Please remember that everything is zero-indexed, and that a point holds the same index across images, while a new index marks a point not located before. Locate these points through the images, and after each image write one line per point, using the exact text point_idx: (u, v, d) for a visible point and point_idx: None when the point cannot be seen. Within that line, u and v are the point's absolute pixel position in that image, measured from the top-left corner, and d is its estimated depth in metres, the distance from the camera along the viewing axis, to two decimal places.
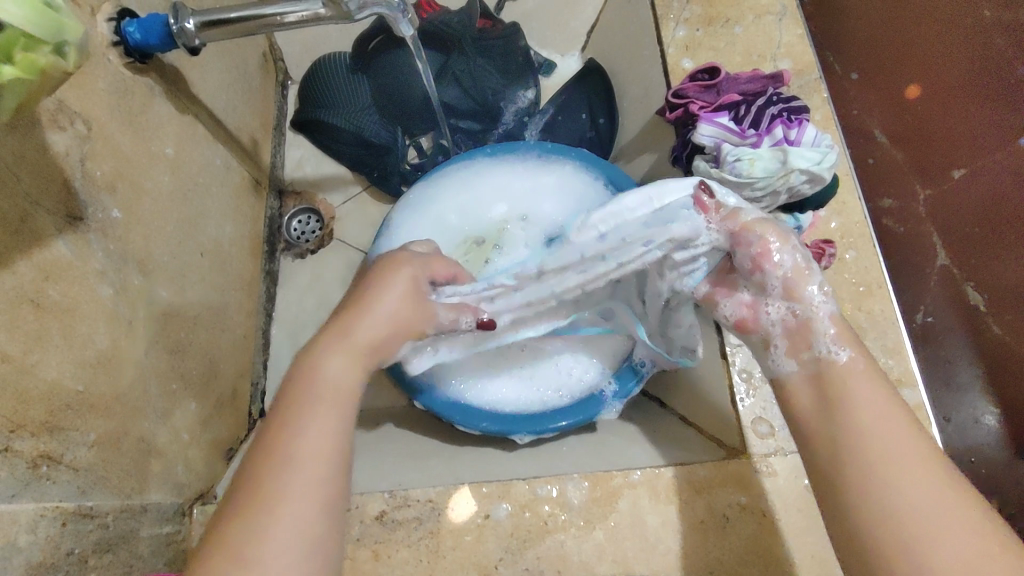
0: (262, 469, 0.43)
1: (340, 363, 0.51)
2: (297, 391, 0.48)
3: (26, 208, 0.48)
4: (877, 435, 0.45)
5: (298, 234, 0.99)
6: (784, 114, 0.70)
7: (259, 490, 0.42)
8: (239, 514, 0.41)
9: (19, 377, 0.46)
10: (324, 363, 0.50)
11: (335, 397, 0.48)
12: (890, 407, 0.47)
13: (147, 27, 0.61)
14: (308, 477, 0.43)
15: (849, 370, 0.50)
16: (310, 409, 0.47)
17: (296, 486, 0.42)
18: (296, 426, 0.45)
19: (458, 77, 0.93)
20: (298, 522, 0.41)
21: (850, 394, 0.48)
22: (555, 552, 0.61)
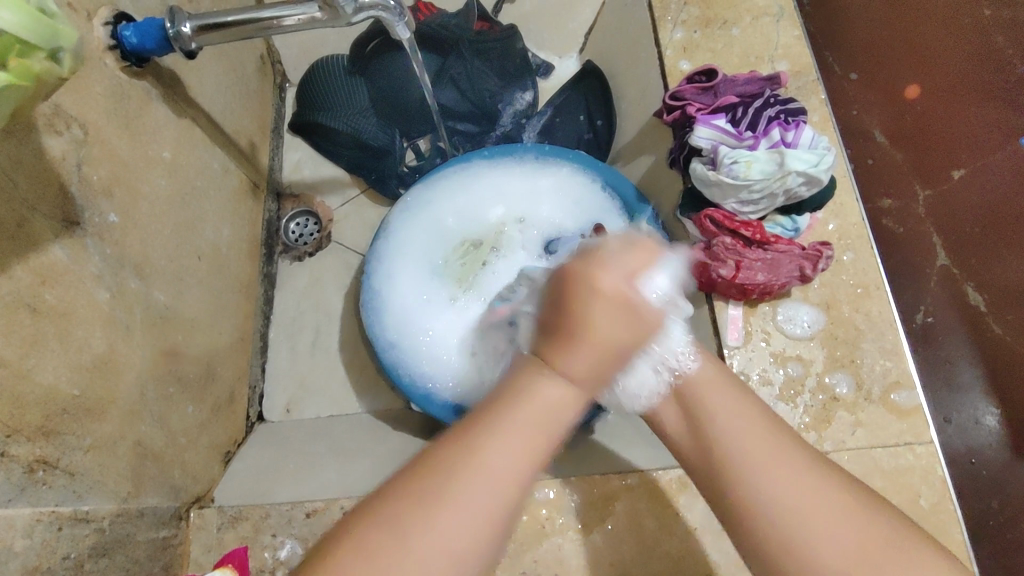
0: (435, 467, 0.41)
1: (558, 390, 0.43)
2: (509, 397, 0.43)
3: (22, 214, 0.48)
4: (743, 440, 0.45)
5: (296, 236, 0.99)
6: (781, 117, 0.70)
7: (423, 494, 0.40)
8: (415, 513, 0.40)
9: (15, 382, 0.46)
10: (545, 384, 0.43)
11: (552, 426, 0.43)
12: (745, 405, 0.47)
13: (143, 31, 0.61)
14: (488, 498, 0.41)
15: (708, 378, 0.50)
16: (517, 416, 0.42)
17: (478, 502, 0.40)
18: (495, 443, 0.42)
19: (455, 80, 0.94)
20: (460, 535, 0.40)
21: (708, 402, 0.48)
22: (552, 555, 0.61)
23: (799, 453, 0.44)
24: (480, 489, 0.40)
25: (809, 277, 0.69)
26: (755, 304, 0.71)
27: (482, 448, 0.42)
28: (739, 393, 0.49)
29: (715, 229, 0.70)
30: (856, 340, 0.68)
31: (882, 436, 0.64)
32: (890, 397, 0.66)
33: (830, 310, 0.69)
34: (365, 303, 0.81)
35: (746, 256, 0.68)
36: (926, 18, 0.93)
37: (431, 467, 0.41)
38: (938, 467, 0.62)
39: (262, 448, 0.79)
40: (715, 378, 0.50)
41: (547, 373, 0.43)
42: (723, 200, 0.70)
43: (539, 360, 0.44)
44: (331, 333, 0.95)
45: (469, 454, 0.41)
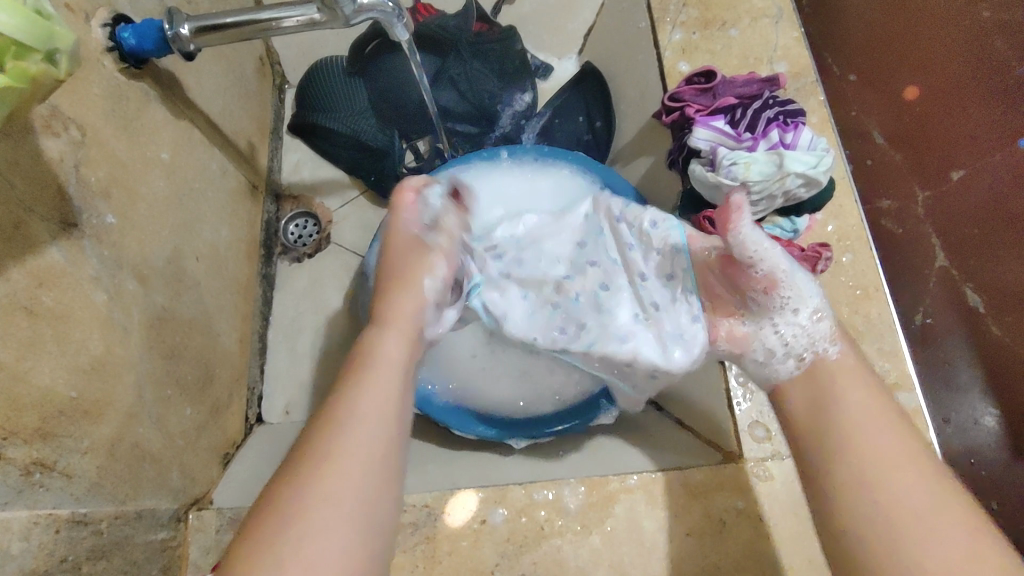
0: (320, 434, 0.43)
1: (396, 338, 0.51)
2: (357, 365, 0.48)
3: (19, 215, 0.48)
4: (867, 428, 0.49)
5: (295, 237, 0.99)
6: (780, 118, 0.70)
7: (309, 455, 0.42)
8: (306, 486, 0.40)
9: (12, 384, 0.46)
10: (381, 339, 0.51)
11: (397, 373, 0.49)
12: (878, 405, 0.51)
13: (142, 33, 0.60)
14: (368, 461, 0.43)
15: (839, 367, 0.54)
16: (372, 377, 0.47)
17: (363, 456, 0.43)
18: (362, 393, 0.46)
19: (455, 80, 0.93)
20: (352, 490, 0.41)
21: (844, 391, 0.52)
22: (551, 558, 0.61)
23: (921, 455, 0.48)
24: (356, 445, 0.43)
25: (808, 278, 0.68)
26: None
27: (355, 406, 0.45)
28: (878, 393, 0.52)
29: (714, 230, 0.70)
30: (855, 342, 0.68)
31: None
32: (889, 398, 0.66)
33: (829, 311, 0.69)
34: (364, 304, 0.81)
35: None
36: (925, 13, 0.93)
37: (315, 432, 0.44)
38: None
39: (261, 450, 0.79)
40: (852, 374, 0.54)
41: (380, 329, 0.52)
42: (722, 201, 0.70)
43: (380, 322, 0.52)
44: (331, 334, 0.94)
45: (345, 423, 0.44)
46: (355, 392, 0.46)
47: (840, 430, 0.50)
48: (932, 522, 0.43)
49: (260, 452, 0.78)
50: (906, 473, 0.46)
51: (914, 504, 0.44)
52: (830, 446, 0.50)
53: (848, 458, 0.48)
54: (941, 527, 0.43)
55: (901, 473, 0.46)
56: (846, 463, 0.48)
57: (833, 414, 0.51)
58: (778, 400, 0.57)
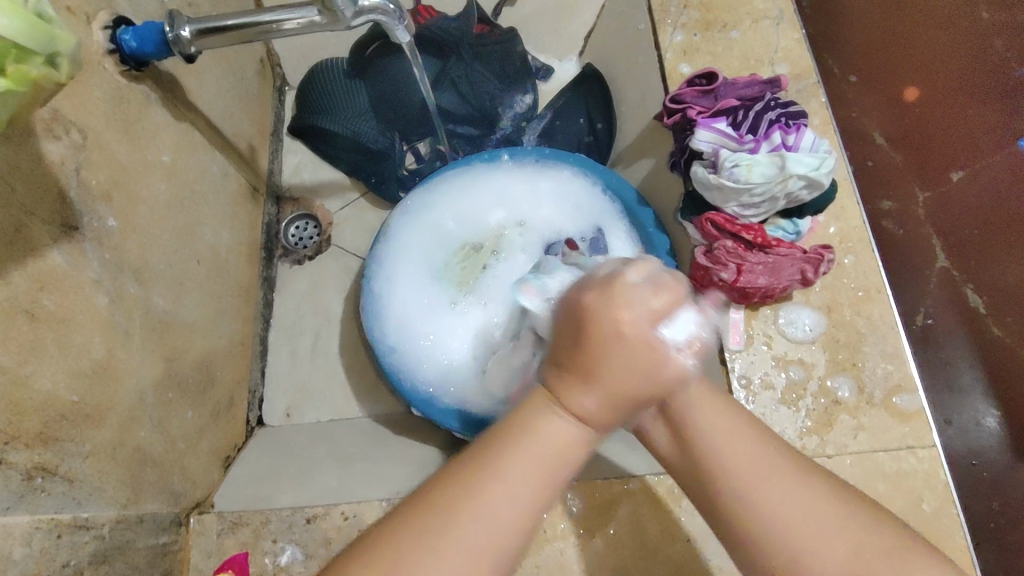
0: (450, 498, 0.39)
1: (563, 424, 0.41)
2: (512, 430, 0.41)
3: (21, 219, 0.48)
4: (733, 459, 0.43)
5: (295, 240, 0.99)
6: (782, 120, 0.70)
7: (437, 505, 0.39)
8: (429, 544, 0.38)
9: (14, 388, 0.46)
10: (547, 422, 0.41)
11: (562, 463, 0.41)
12: (738, 423, 0.45)
13: (142, 35, 0.60)
14: (487, 541, 0.39)
15: (701, 394, 0.46)
16: (526, 452, 0.41)
17: (481, 539, 0.39)
18: (518, 469, 0.40)
19: (454, 83, 0.93)
20: (468, 573, 0.38)
21: (699, 418, 0.45)
22: (554, 561, 0.61)
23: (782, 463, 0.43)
24: (482, 528, 0.39)
25: (811, 279, 0.68)
26: (757, 307, 0.71)
27: (496, 485, 0.40)
28: (737, 409, 0.46)
29: (715, 231, 0.71)
30: (858, 344, 0.68)
31: (884, 439, 0.64)
32: (892, 400, 0.66)
33: (832, 313, 0.69)
34: (366, 308, 0.81)
35: (747, 260, 0.68)
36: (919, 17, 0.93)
37: (442, 488, 0.40)
38: (940, 470, 0.62)
39: (262, 453, 0.79)
40: (706, 395, 0.46)
41: (553, 407, 0.41)
42: (724, 203, 0.70)
43: (549, 396, 0.42)
44: (332, 337, 0.94)
45: (484, 495, 0.39)
46: (504, 465, 0.40)
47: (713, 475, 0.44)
48: (818, 531, 0.40)
49: (261, 456, 0.78)
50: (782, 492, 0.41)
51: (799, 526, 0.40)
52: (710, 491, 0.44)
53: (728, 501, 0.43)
54: (828, 537, 0.40)
55: (784, 499, 0.41)
56: (727, 507, 0.43)
57: (700, 453, 0.45)
58: (646, 442, 0.50)
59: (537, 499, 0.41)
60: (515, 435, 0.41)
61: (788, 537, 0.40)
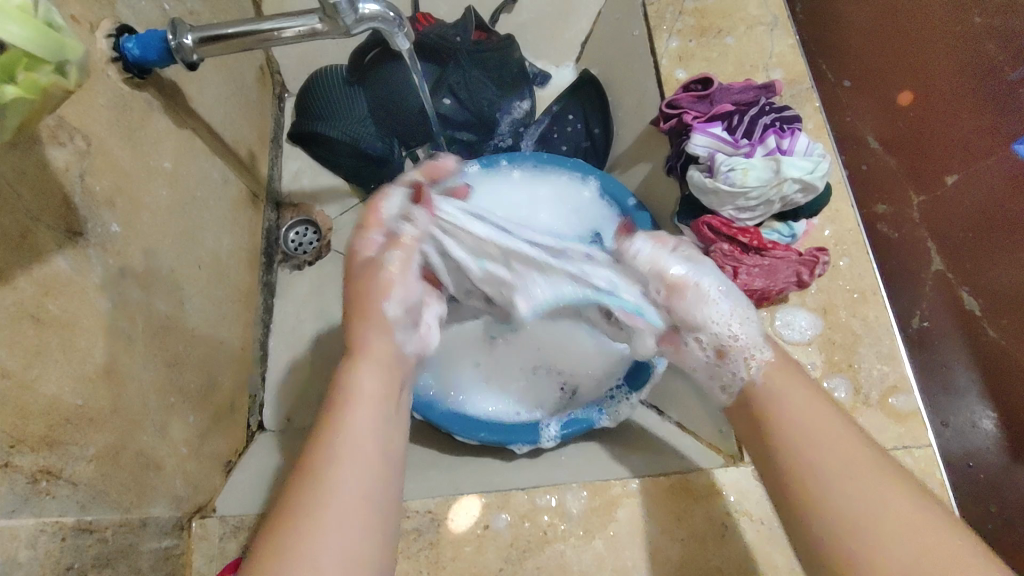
0: (309, 470, 0.46)
1: (373, 370, 0.54)
2: (334, 398, 0.51)
3: (26, 225, 0.48)
4: (808, 425, 0.50)
5: (296, 245, 0.99)
6: (776, 124, 0.71)
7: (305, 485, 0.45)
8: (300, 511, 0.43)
9: (20, 393, 0.46)
10: (358, 374, 0.53)
11: (373, 399, 0.52)
12: (815, 399, 0.52)
13: (146, 43, 0.61)
14: (359, 484, 0.46)
15: (779, 369, 0.55)
16: (357, 404, 0.50)
17: (352, 477, 0.46)
18: (360, 411, 0.50)
19: (453, 89, 0.93)
20: (353, 509, 0.44)
21: (777, 392, 0.53)
22: (555, 562, 0.61)
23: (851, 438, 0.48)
24: (348, 474, 0.46)
25: (807, 282, 0.69)
26: (753, 309, 0.71)
27: (349, 429, 0.49)
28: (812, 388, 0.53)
29: (713, 235, 0.71)
30: (853, 345, 0.69)
31: (880, 440, 0.65)
32: (888, 401, 0.66)
33: (828, 315, 0.70)
34: None
35: (743, 262, 0.69)
36: (913, 17, 0.94)
37: (301, 472, 0.46)
38: (936, 470, 0.63)
39: (263, 458, 0.79)
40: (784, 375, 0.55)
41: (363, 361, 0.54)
42: (720, 207, 0.71)
43: (372, 357, 0.55)
44: (332, 341, 0.95)
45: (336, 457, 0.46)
46: (339, 415, 0.49)
47: (782, 435, 0.51)
48: (883, 495, 0.45)
49: (262, 461, 0.78)
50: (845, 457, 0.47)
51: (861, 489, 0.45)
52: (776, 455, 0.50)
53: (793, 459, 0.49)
54: (881, 497, 0.44)
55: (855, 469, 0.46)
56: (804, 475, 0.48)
57: (773, 424, 0.52)
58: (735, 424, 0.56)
59: (381, 440, 0.49)
60: (335, 402, 0.51)
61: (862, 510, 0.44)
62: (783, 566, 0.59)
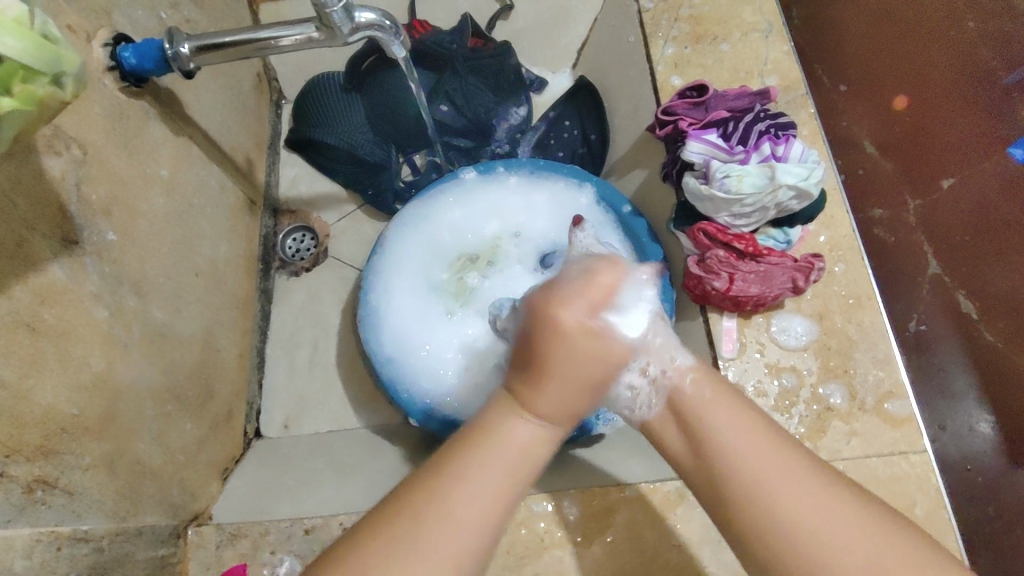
0: (412, 522, 0.41)
1: (530, 431, 0.45)
2: (478, 441, 0.44)
3: (22, 234, 0.48)
4: (754, 461, 0.45)
5: (293, 251, 0.99)
6: (771, 131, 0.72)
7: (401, 535, 0.40)
8: (397, 553, 0.40)
9: (15, 402, 0.46)
10: (514, 425, 0.45)
11: (524, 467, 0.44)
12: (740, 418, 0.48)
13: (142, 52, 0.61)
14: (467, 545, 0.41)
15: (708, 397, 0.50)
16: (494, 461, 0.43)
17: (453, 545, 0.41)
18: (482, 473, 0.43)
19: (450, 95, 0.94)
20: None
21: (709, 420, 0.49)
22: (552, 568, 0.61)
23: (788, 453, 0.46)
24: (452, 535, 0.41)
25: (802, 288, 0.69)
26: (749, 315, 0.71)
27: (457, 492, 0.42)
28: (746, 409, 0.49)
29: (708, 241, 0.72)
30: (849, 350, 0.69)
31: (876, 445, 0.65)
32: (884, 406, 0.67)
33: (823, 320, 0.70)
34: (363, 320, 0.81)
35: (739, 269, 0.69)
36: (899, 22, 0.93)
37: (414, 512, 0.41)
38: (931, 475, 0.63)
39: (261, 465, 0.79)
40: (717, 397, 0.50)
41: (522, 412, 0.45)
42: (716, 213, 0.71)
43: (513, 401, 0.46)
44: (329, 348, 0.95)
45: (451, 513, 0.41)
46: (471, 473, 0.43)
47: (732, 484, 0.45)
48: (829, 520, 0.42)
49: (259, 467, 0.78)
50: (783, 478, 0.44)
51: (809, 517, 0.42)
52: (734, 501, 0.45)
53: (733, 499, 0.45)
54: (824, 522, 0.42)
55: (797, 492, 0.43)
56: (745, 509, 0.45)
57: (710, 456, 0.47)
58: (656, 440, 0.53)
59: (504, 500, 0.43)
60: (475, 436, 0.45)
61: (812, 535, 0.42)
62: None
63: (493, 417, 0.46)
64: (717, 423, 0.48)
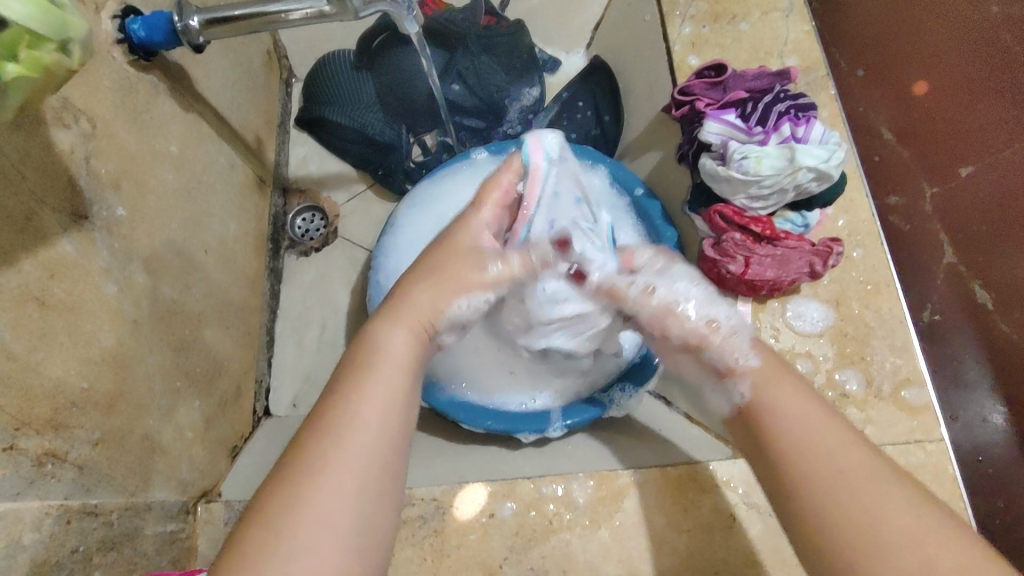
0: (303, 452, 0.42)
1: (403, 336, 0.50)
2: (362, 361, 0.47)
3: (31, 207, 0.48)
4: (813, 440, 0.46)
5: (302, 232, 0.98)
6: (791, 112, 0.70)
7: (308, 456, 0.41)
8: (298, 481, 0.40)
9: (25, 375, 0.46)
10: (388, 336, 0.50)
11: (399, 368, 0.48)
12: (812, 404, 0.49)
13: (151, 24, 0.60)
14: (369, 443, 0.43)
15: (767, 375, 0.52)
16: (377, 374, 0.46)
17: (365, 448, 0.42)
18: (370, 385, 0.45)
19: (462, 74, 0.93)
20: (351, 483, 0.41)
21: (785, 413, 0.49)
22: (560, 551, 0.61)
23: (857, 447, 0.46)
24: (357, 444, 0.42)
25: (819, 273, 0.68)
26: (764, 300, 0.70)
27: (333, 420, 0.43)
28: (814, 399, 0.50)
29: (724, 224, 0.70)
30: (866, 337, 0.68)
31: (892, 433, 0.64)
32: (900, 393, 0.65)
33: (840, 306, 0.69)
34: (371, 299, 0.81)
35: (755, 253, 0.68)
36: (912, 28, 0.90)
37: (302, 442, 0.43)
38: (948, 464, 0.62)
39: (269, 444, 0.79)
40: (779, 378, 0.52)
41: (390, 330, 0.50)
42: (732, 195, 0.69)
43: (389, 319, 0.51)
44: (338, 328, 0.94)
45: (349, 406, 0.44)
46: (356, 387, 0.45)
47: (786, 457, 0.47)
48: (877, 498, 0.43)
49: (267, 446, 0.78)
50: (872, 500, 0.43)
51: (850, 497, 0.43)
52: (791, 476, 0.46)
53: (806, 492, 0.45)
54: (900, 521, 0.42)
55: (866, 488, 0.43)
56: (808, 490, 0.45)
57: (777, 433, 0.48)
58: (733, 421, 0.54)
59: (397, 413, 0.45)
60: (355, 364, 0.47)
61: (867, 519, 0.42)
62: (791, 559, 0.58)
63: (367, 339, 0.50)
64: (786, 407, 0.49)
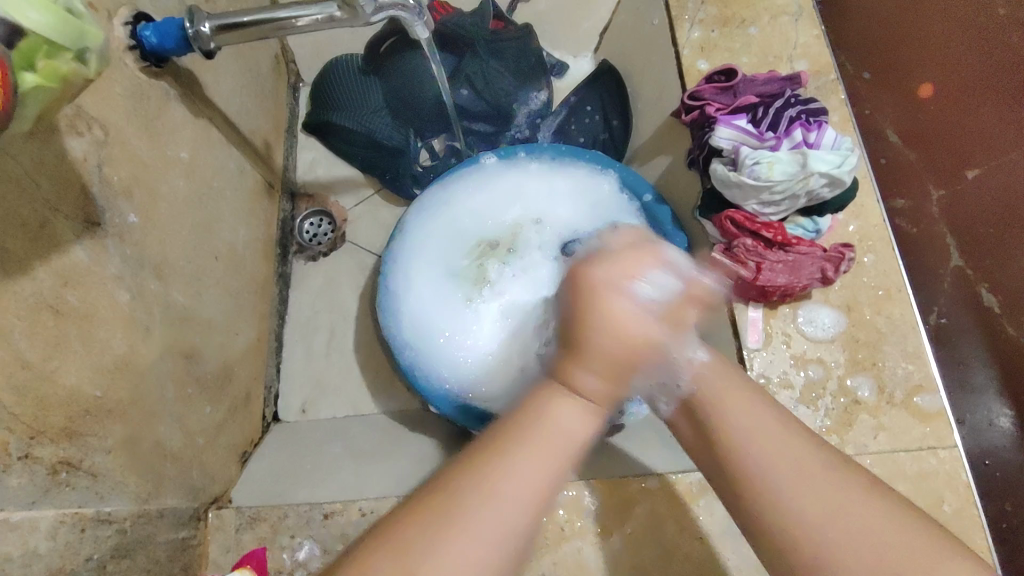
0: (456, 498, 0.38)
1: (575, 409, 0.41)
2: (524, 427, 0.41)
3: (46, 215, 0.48)
4: (761, 444, 0.44)
5: (310, 236, 0.99)
6: (802, 117, 0.70)
7: (438, 506, 0.38)
8: (432, 536, 0.37)
9: (40, 383, 0.46)
10: (554, 405, 0.41)
11: (569, 451, 0.41)
12: (765, 413, 0.46)
13: (163, 31, 0.60)
14: (510, 520, 0.38)
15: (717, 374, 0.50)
16: (542, 443, 0.40)
17: (493, 527, 0.38)
18: (522, 455, 0.40)
19: (470, 78, 0.93)
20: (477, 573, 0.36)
21: (725, 415, 0.47)
22: (571, 560, 0.61)
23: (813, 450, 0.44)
24: (495, 515, 0.38)
25: (832, 278, 0.68)
26: (776, 306, 0.70)
27: (495, 472, 0.39)
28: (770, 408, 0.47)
29: (735, 230, 0.70)
30: (878, 343, 0.67)
31: (905, 439, 0.64)
32: (913, 400, 0.65)
33: (852, 312, 0.69)
34: (381, 304, 0.81)
35: (767, 258, 0.67)
36: (921, 22, 0.88)
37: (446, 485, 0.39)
38: (961, 470, 0.62)
39: (278, 449, 0.79)
40: (734, 390, 0.48)
41: (562, 393, 0.41)
42: (744, 201, 0.69)
43: (556, 383, 0.42)
44: (346, 333, 0.94)
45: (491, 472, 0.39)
46: (510, 445, 0.40)
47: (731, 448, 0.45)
48: (828, 490, 0.41)
49: (277, 452, 0.78)
50: (839, 498, 0.40)
51: (799, 498, 0.41)
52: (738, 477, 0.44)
53: (764, 496, 0.42)
54: (869, 523, 0.39)
55: (809, 479, 0.41)
56: (752, 490, 0.43)
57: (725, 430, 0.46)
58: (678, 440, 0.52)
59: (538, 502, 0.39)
60: (526, 439, 0.40)
61: (807, 525, 0.40)
62: None
63: (535, 399, 0.42)
64: (732, 410, 0.47)
